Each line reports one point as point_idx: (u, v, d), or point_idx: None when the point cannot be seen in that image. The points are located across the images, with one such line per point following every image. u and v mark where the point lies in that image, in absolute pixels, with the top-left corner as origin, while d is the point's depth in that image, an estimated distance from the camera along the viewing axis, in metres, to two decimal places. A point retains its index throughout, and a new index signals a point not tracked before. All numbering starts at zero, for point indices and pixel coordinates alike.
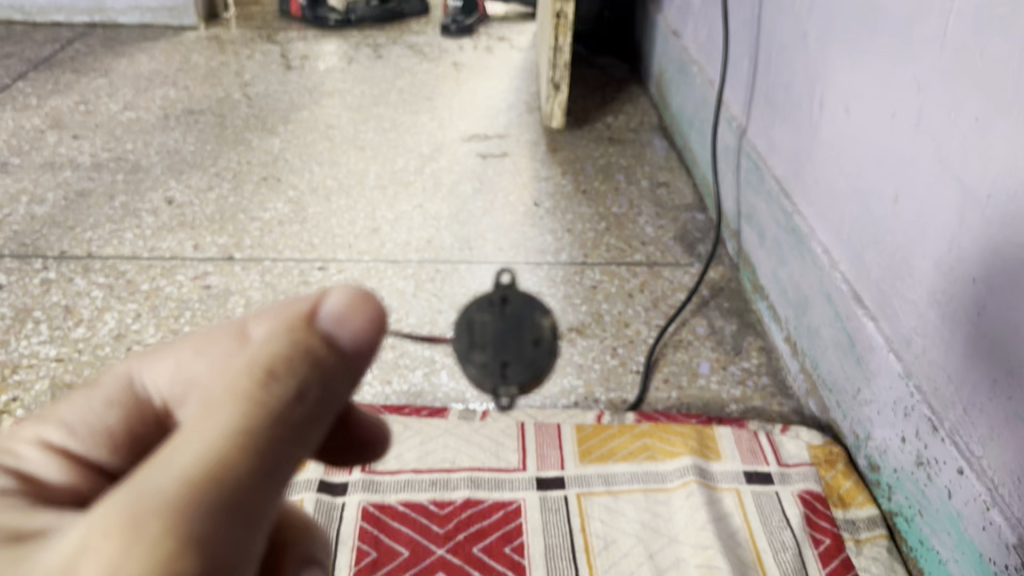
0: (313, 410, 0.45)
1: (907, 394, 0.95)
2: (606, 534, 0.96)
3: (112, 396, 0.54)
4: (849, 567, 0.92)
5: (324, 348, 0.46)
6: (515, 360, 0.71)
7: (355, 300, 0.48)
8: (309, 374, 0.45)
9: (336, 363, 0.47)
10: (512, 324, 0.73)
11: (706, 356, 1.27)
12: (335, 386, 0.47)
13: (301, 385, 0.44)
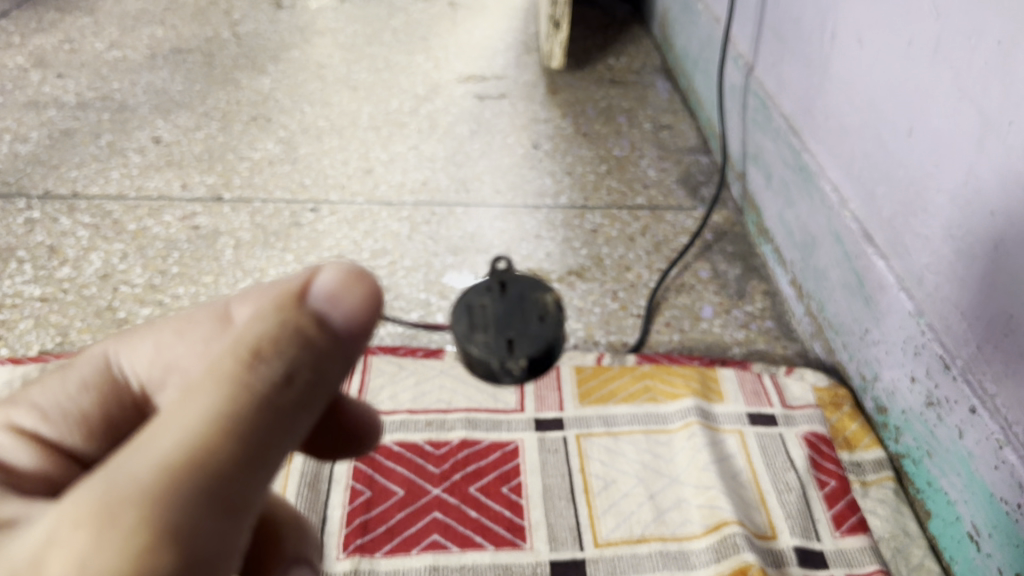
0: (301, 396, 0.43)
1: (918, 333, 0.92)
2: (606, 475, 0.93)
3: (87, 377, 0.54)
4: (855, 508, 0.90)
5: (315, 328, 0.45)
6: (522, 336, 0.60)
7: (348, 279, 0.47)
8: (298, 357, 0.44)
9: (329, 344, 0.45)
10: (515, 306, 0.62)
11: (708, 300, 1.24)
12: (326, 369, 0.45)
13: (289, 370, 0.43)
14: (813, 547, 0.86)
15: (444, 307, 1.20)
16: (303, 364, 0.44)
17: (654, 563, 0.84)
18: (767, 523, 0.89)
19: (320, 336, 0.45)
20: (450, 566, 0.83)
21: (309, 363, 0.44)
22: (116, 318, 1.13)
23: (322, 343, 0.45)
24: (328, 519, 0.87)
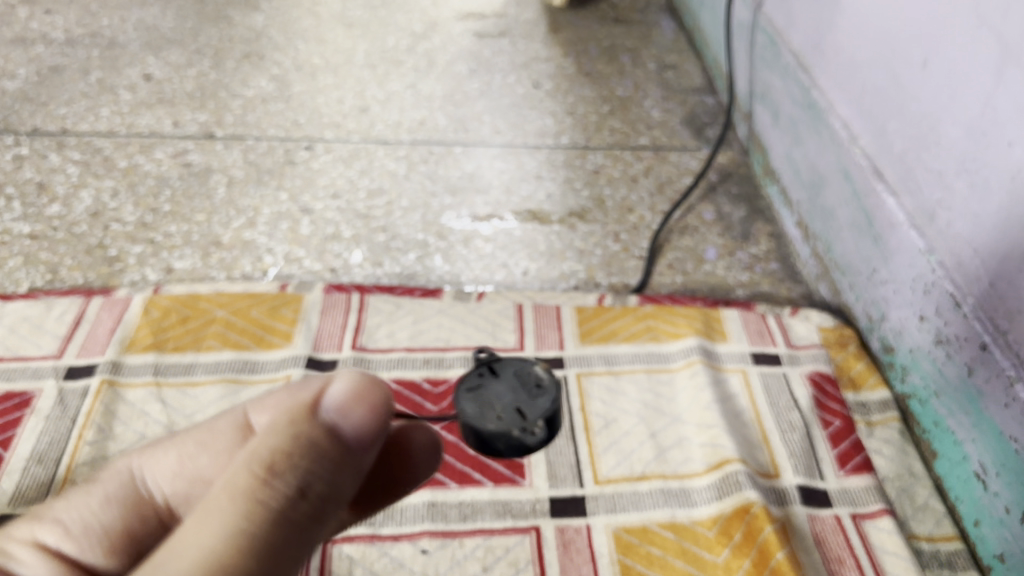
0: (316, 506, 0.43)
1: (928, 270, 0.89)
2: (607, 414, 0.92)
3: (109, 492, 0.52)
4: (860, 448, 0.88)
5: (327, 438, 0.46)
6: (527, 406, 0.61)
7: (359, 391, 0.48)
8: (312, 468, 0.44)
9: (340, 454, 0.46)
10: (511, 381, 0.63)
11: (712, 242, 1.21)
12: (339, 479, 0.46)
13: (303, 480, 0.43)
14: (816, 486, 0.85)
15: (441, 249, 1.17)
16: (317, 475, 0.44)
17: (654, 501, 0.83)
18: (771, 463, 0.87)
19: (332, 446, 0.46)
20: (449, 503, 0.82)
21: (322, 474, 0.44)
22: (107, 256, 1.10)
23: (334, 454, 0.45)
24: None
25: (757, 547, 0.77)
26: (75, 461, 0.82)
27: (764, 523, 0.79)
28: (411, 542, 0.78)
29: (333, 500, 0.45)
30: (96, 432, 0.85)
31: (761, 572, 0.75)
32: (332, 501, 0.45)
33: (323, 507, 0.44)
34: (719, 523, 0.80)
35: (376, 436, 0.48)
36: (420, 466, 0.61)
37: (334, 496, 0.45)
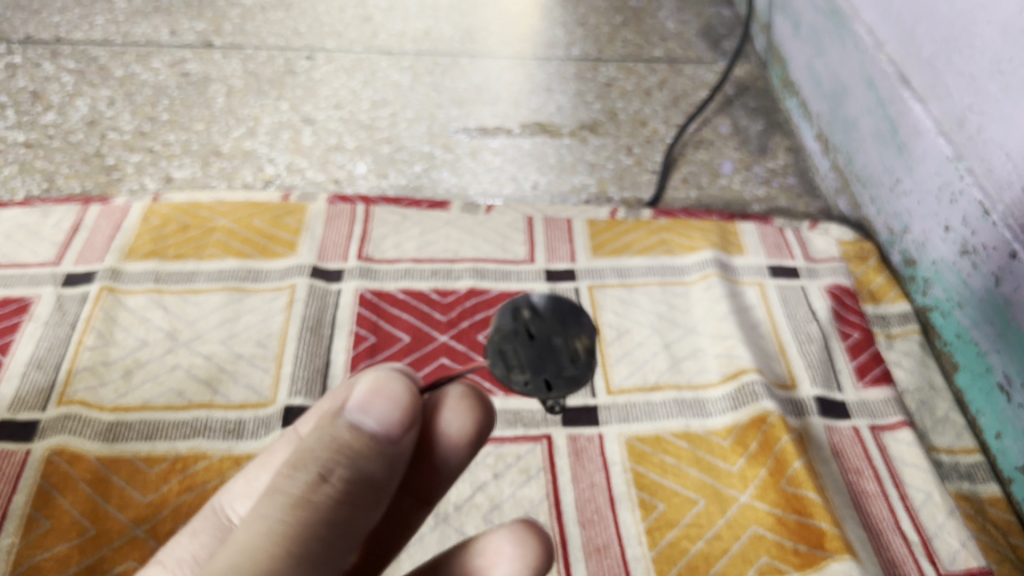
0: (346, 501, 0.41)
1: (956, 178, 0.85)
2: (620, 325, 0.89)
3: (197, 527, 0.55)
4: (879, 360, 0.86)
5: (351, 429, 0.43)
6: (556, 372, 0.49)
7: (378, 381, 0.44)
8: (335, 460, 0.42)
9: (371, 444, 0.43)
10: (548, 335, 0.50)
11: (728, 156, 1.18)
12: (375, 466, 0.43)
13: (322, 471, 0.41)
14: (834, 398, 0.83)
15: (448, 161, 1.13)
16: (339, 464, 0.42)
17: (668, 411, 0.81)
18: (788, 374, 0.85)
19: (357, 437, 0.43)
20: None
21: (347, 465, 0.42)
22: (105, 165, 1.07)
23: (362, 445, 0.42)
24: (332, 362, 0.83)
25: (774, 456, 0.75)
26: (75, 366, 0.80)
27: (781, 432, 0.77)
28: None
29: (369, 488, 0.42)
30: (96, 338, 0.83)
31: (778, 481, 0.74)
32: (365, 491, 0.42)
33: (351, 498, 0.41)
34: (734, 433, 0.78)
35: (406, 416, 0.43)
36: (462, 437, 0.50)
37: (371, 485, 0.42)
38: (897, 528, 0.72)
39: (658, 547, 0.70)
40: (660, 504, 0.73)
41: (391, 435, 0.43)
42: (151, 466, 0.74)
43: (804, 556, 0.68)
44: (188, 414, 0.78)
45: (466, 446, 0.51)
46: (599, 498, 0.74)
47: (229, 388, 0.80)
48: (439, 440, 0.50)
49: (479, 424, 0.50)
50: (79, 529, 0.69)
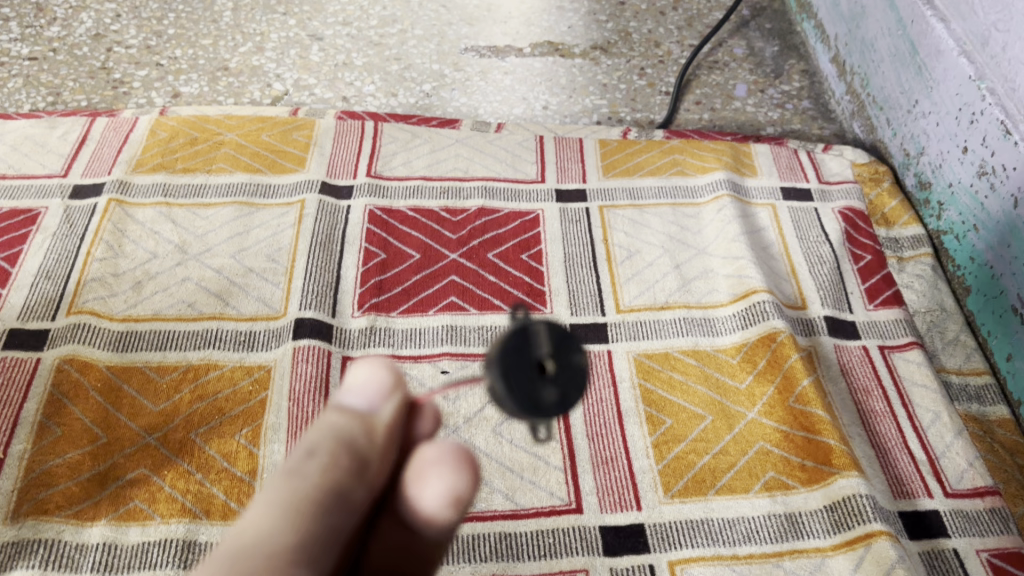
0: (341, 467, 0.39)
1: (977, 98, 0.84)
2: (630, 245, 0.88)
3: None
4: (889, 283, 0.86)
5: (340, 411, 0.41)
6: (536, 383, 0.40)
7: (356, 369, 0.43)
8: (323, 435, 0.40)
9: (355, 419, 0.40)
10: (565, 364, 0.41)
11: (742, 79, 1.15)
12: (364, 435, 0.40)
13: (311, 447, 0.39)
14: (844, 318, 0.83)
15: (458, 81, 1.12)
16: (327, 437, 0.40)
17: (677, 329, 0.81)
18: (798, 295, 0.85)
19: (342, 415, 0.41)
20: (468, 327, 0.81)
21: (334, 437, 0.40)
22: (111, 79, 1.05)
23: (348, 421, 0.40)
24: (343, 278, 0.83)
25: (782, 373, 0.75)
26: (85, 277, 0.81)
27: (790, 350, 0.77)
28: (431, 363, 0.77)
29: (363, 459, 0.39)
30: (105, 250, 0.83)
31: (786, 398, 0.74)
32: (358, 461, 0.39)
33: (344, 468, 0.38)
34: (743, 351, 0.78)
35: (391, 392, 0.42)
36: (444, 501, 0.40)
37: (362, 453, 0.39)
38: (904, 446, 0.73)
39: (665, 461, 0.71)
40: (667, 420, 0.74)
41: (376, 408, 0.41)
42: (162, 375, 0.74)
43: (810, 472, 0.69)
44: (199, 325, 0.78)
45: (448, 519, 0.40)
46: (607, 413, 0.74)
47: (239, 300, 0.80)
48: (411, 511, 0.40)
49: (459, 495, 0.40)
50: (91, 436, 0.69)
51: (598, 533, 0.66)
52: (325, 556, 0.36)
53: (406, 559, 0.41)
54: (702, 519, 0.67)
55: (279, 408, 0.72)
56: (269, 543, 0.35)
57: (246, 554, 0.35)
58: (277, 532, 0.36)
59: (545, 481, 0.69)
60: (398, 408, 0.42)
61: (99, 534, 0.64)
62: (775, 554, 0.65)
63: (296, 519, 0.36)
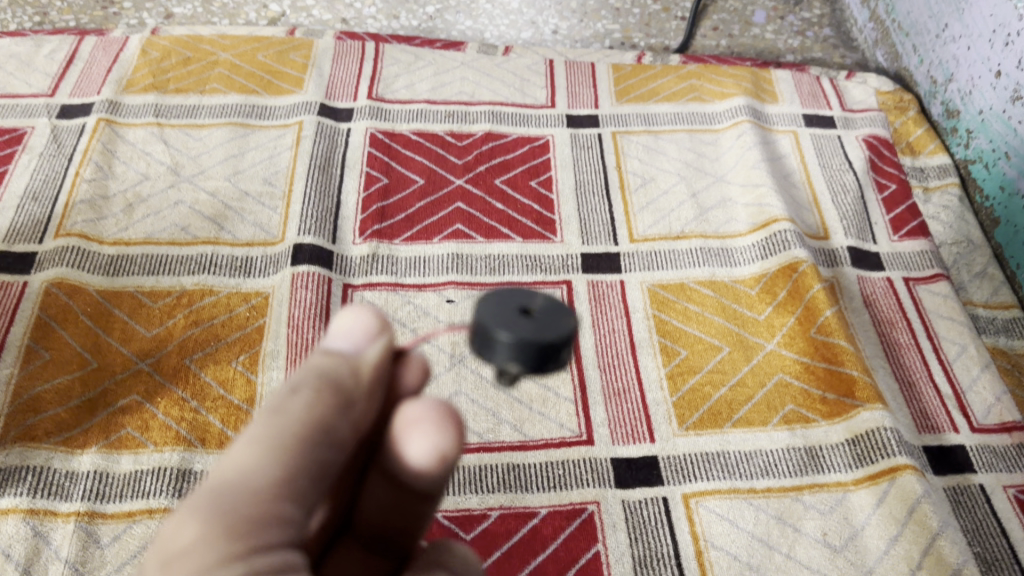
0: (324, 405, 0.33)
1: (1013, 19, 0.79)
2: (645, 172, 0.84)
3: None
4: (915, 214, 0.82)
5: (323, 354, 0.35)
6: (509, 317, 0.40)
7: (341, 311, 0.36)
8: (303, 375, 0.34)
9: (338, 360, 0.35)
10: (550, 313, 0.41)
11: (761, 4, 1.10)
12: (347, 375, 0.34)
13: (292, 387, 0.33)
14: (867, 249, 0.80)
15: (462, 4, 1.06)
16: (308, 376, 0.34)
17: (693, 260, 0.77)
18: (820, 225, 0.81)
19: (325, 357, 0.35)
20: (475, 256, 0.76)
21: (315, 374, 0.34)
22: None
23: (331, 362, 0.34)
24: (343, 203, 0.79)
25: (804, 304, 0.72)
26: (73, 198, 0.77)
27: (812, 281, 0.73)
28: (436, 291, 0.73)
29: (349, 396, 0.34)
30: (94, 171, 0.79)
31: (807, 329, 0.70)
32: (343, 398, 0.34)
33: (328, 404, 0.33)
34: (763, 282, 0.74)
35: (376, 331, 0.36)
36: (432, 454, 0.34)
37: (346, 391, 0.34)
38: (930, 379, 0.70)
39: (680, 393, 0.67)
40: (682, 351, 0.70)
41: (359, 351, 0.35)
42: (154, 300, 0.71)
43: (832, 405, 0.66)
44: (193, 250, 0.75)
45: (436, 472, 0.35)
46: (619, 344, 0.70)
47: (235, 225, 0.77)
48: (397, 465, 0.35)
49: (445, 454, 0.35)
50: (80, 361, 0.66)
51: (609, 465, 0.63)
52: (315, 492, 0.32)
53: (398, 506, 0.37)
54: (718, 452, 0.64)
55: (277, 335, 0.69)
56: (253, 479, 0.31)
57: (229, 491, 0.30)
58: (261, 470, 0.31)
59: (555, 413, 0.66)
60: (384, 352, 0.36)
61: (90, 462, 0.61)
62: (794, 489, 0.62)
63: (282, 455, 0.31)
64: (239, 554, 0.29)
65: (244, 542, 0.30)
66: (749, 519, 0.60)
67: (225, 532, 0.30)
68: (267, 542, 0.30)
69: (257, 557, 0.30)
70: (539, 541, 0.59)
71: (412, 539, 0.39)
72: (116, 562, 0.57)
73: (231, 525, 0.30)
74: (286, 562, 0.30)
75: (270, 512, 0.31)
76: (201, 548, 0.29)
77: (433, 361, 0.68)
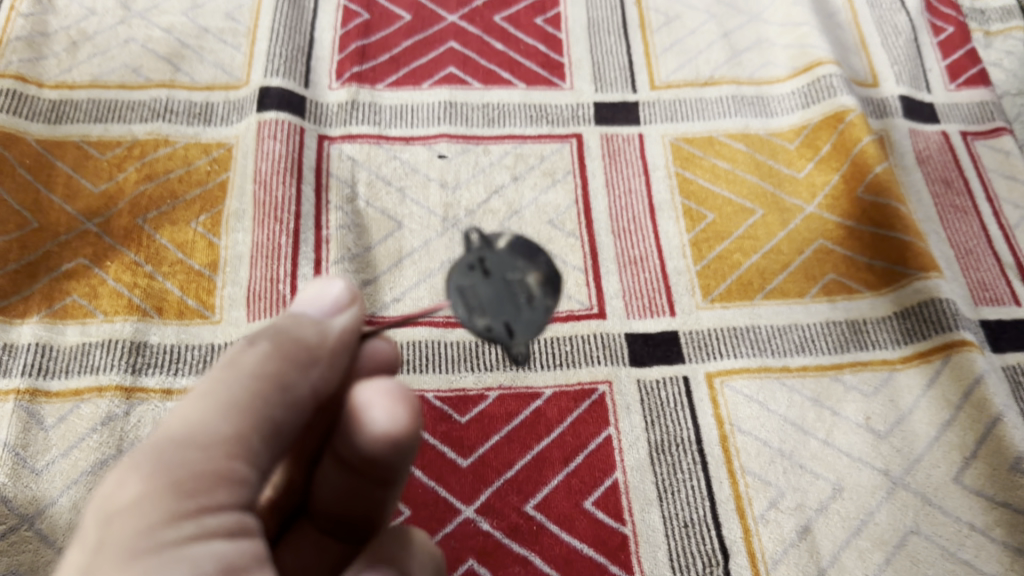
0: (282, 364, 0.32)
1: None
2: (668, 9, 0.73)
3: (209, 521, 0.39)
4: (975, 60, 0.72)
5: (289, 317, 0.34)
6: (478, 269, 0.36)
7: (313, 284, 0.36)
8: (265, 336, 0.32)
9: (303, 323, 0.33)
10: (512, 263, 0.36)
11: None
12: (310, 335, 0.33)
13: (252, 344, 0.32)
14: (920, 100, 0.69)
15: None
16: (269, 335, 0.32)
17: (723, 110, 0.67)
18: (868, 72, 0.71)
19: (291, 320, 0.34)
20: (470, 105, 0.66)
21: (278, 331, 0.33)
22: None
23: (296, 325, 0.33)
24: (317, 42, 0.69)
25: (850, 160, 0.63)
26: (7, 35, 0.66)
27: (861, 133, 0.63)
28: (426, 146, 0.64)
29: (312, 356, 0.33)
30: (32, 4, 0.68)
31: (854, 188, 0.61)
32: (304, 356, 0.32)
33: (288, 362, 0.32)
34: (804, 135, 0.65)
35: (347, 301, 0.35)
36: (385, 435, 0.33)
37: (308, 350, 0.32)
38: (989, 248, 0.61)
39: (705, 261, 0.59)
40: (709, 214, 0.61)
41: (327, 317, 0.34)
42: (103, 151, 0.62)
43: (879, 273, 0.58)
44: (146, 95, 0.65)
45: (391, 455, 0.34)
46: (636, 206, 0.61)
47: (193, 67, 0.66)
48: (350, 450, 0.34)
49: (398, 440, 0.33)
50: (19, 221, 0.58)
51: (623, 341, 0.55)
52: (268, 456, 0.31)
53: (354, 490, 0.36)
54: (748, 327, 0.56)
55: (243, 192, 0.60)
56: (202, 437, 0.29)
57: (179, 446, 0.29)
58: (213, 426, 0.29)
59: (562, 284, 0.58)
60: (355, 321, 0.35)
61: (31, 333, 0.54)
62: (833, 368, 0.54)
63: (235, 414, 0.30)
64: (185, 513, 0.28)
65: (191, 500, 0.28)
66: (782, 401, 0.53)
67: (171, 489, 0.28)
68: (215, 502, 0.29)
69: (205, 515, 0.28)
70: (543, 425, 0.52)
71: (370, 524, 0.38)
72: (61, 446, 0.50)
73: (178, 481, 0.28)
74: (236, 523, 0.29)
75: (219, 470, 0.29)
76: (145, 505, 0.28)
77: (423, 226, 0.60)
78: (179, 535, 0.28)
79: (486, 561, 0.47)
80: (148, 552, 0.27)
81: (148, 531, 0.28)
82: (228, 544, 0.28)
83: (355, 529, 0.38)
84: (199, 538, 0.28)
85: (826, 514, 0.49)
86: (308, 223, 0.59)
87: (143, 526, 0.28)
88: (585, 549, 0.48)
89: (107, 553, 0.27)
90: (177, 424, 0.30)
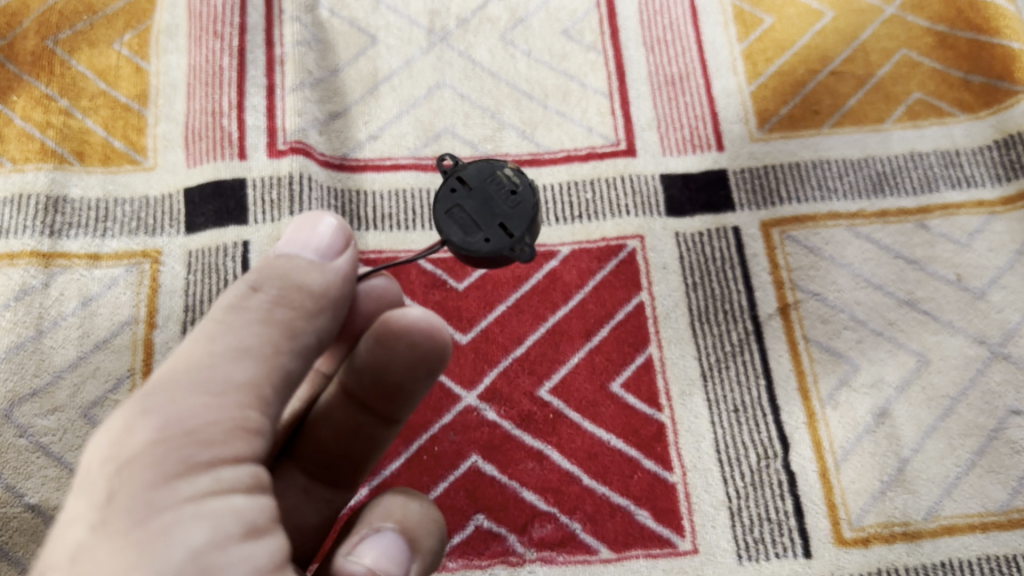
0: (291, 309, 0.24)
1: None
2: None
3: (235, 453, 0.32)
4: None
5: (283, 262, 0.25)
6: (463, 186, 0.30)
7: (307, 221, 0.26)
8: (267, 277, 0.25)
9: (309, 266, 0.25)
10: (484, 169, 0.31)
11: None
12: (316, 279, 0.25)
13: (255, 285, 0.25)
14: None
15: None
16: (272, 277, 0.25)
17: None
18: None
19: (289, 266, 0.25)
20: None
21: (276, 275, 0.25)
22: None
23: (300, 271, 0.25)
24: None
25: None
26: None
27: None
28: None
29: (322, 302, 0.25)
30: None
31: None
32: (312, 301, 0.25)
33: (297, 307, 0.24)
34: None
35: (345, 242, 0.26)
36: (416, 344, 0.28)
37: (317, 296, 0.25)
38: None
39: (761, 80, 0.47)
40: (767, 18, 0.48)
41: (326, 260, 0.25)
42: None
43: (977, 90, 0.46)
44: None
45: (415, 373, 0.29)
46: (674, 10, 0.49)
47: None
48: (380, 363, 0.28)
49: (427, 347, 0.28)
50: None
51: (658, 183, 0.44)
52: (280, 409, 0.24)
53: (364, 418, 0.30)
54: (815, 163, 0.45)
55: (175, 3, 0.48)
56: (213, 377, 0.23)
57: (186, 385, 0.22)
58: (225, 367, 0.23)
59: (580, 113, 0.46)
60: (357, 264, 0.26)
61: None
62: (918, 212, 0.44)
63: (248, 353, 0.23)
64: (197, 465, 0.21)
65: (204, 451, 0.21)
66: (854, 254, 0.43)
67: (182, 437, 0.21)
68: (233, 452, 0.22)
69: (222, 468, 0.22)
70: (559, 291, 0.42)
71: (367, 470, 0.31)
72: None
73: (188, 429, 0.22)
74: (254, 478, 0.22)
75: (231, 416, 0.22)
76: (150, 459, 0.21)
77: (403, 41, 0.48)
78: (192, 492, 0.21)
79: (493, 457, 0.39)
80: (156, 517, 0.20)
81: (156, 488, 0.21)
82: (249, 502, 0.22)
83: (352, 472, 0.31)
84: (215, 495, 0.21)
85: (908, 393, 0.40)
86: (257, 40, 0.47)
87: (149, 482, 0.21)
88: (613, 441, 0.39)
89: (106, 522, 0.21)
90: (177, 360, 0.23)
